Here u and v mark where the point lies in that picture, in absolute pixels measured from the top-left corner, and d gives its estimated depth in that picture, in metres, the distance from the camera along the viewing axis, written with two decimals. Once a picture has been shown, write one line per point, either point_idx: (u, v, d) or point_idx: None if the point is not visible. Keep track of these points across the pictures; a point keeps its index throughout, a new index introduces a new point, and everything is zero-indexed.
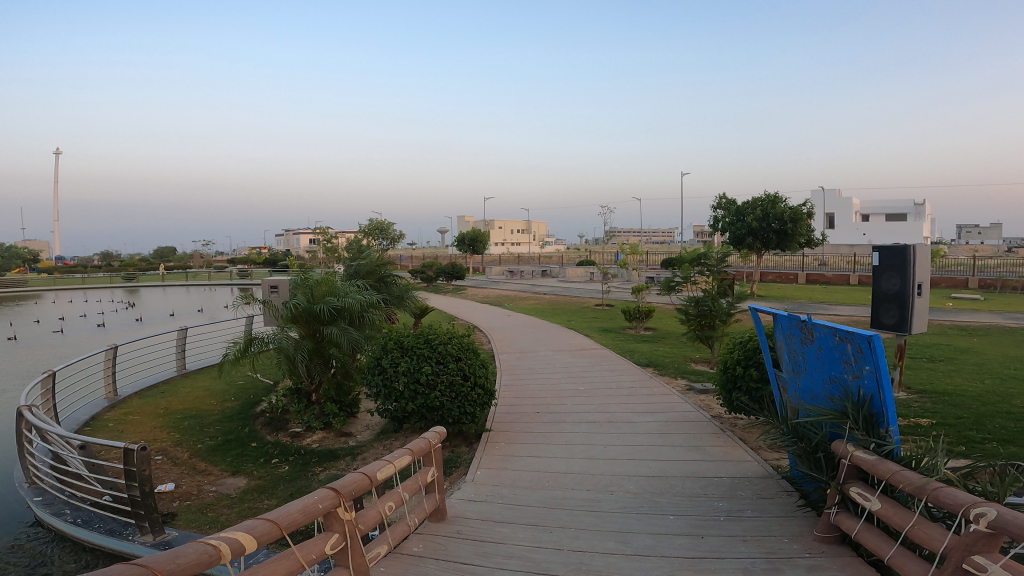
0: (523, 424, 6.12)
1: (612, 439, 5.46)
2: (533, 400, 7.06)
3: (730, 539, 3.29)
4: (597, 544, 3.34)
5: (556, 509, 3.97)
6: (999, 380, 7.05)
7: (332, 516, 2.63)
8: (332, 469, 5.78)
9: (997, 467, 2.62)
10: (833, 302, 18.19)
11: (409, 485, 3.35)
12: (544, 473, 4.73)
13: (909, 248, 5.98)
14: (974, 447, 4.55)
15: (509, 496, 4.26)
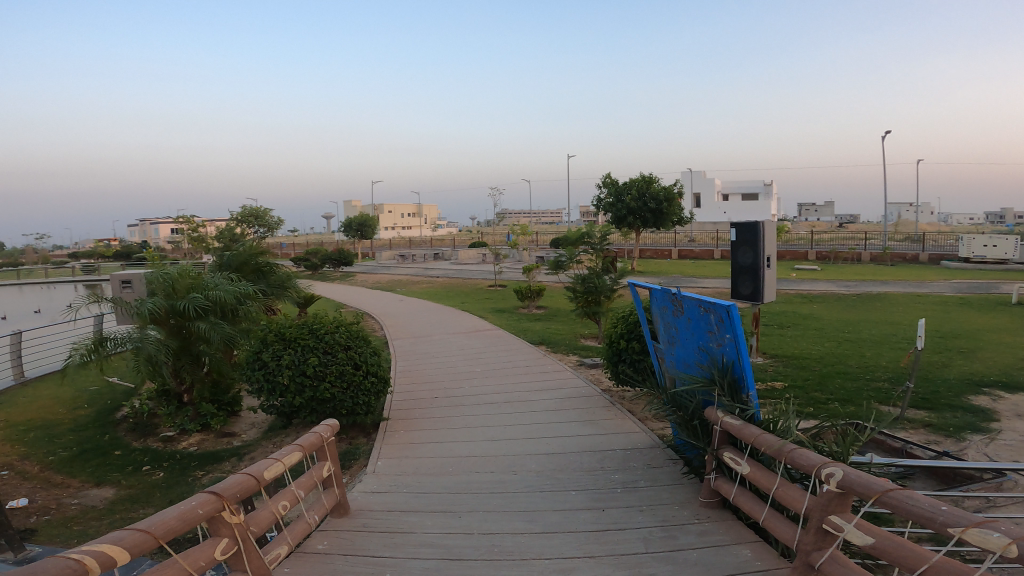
0: (422, 410, 6.04)
1: (511, 419, 5.55)
2: (431, 385, 6.98)
3: (629, 510, 3.49)
4: (506, 525, 3.39)
5: (463, 493, 3.97)
6: (835, 342, 8.15)
7: (218, 522, 2.41)
8: (218, 472, 5.32)
9: (838, 426, 3.01)
10: (702, 275, 19.88)
11: (303, 482, 3.15)
12: (447, 458, 4.70)
13: (759, 224, 6.66)
14: (821, 408, 5.22)
15: (413, 484, 4.18)
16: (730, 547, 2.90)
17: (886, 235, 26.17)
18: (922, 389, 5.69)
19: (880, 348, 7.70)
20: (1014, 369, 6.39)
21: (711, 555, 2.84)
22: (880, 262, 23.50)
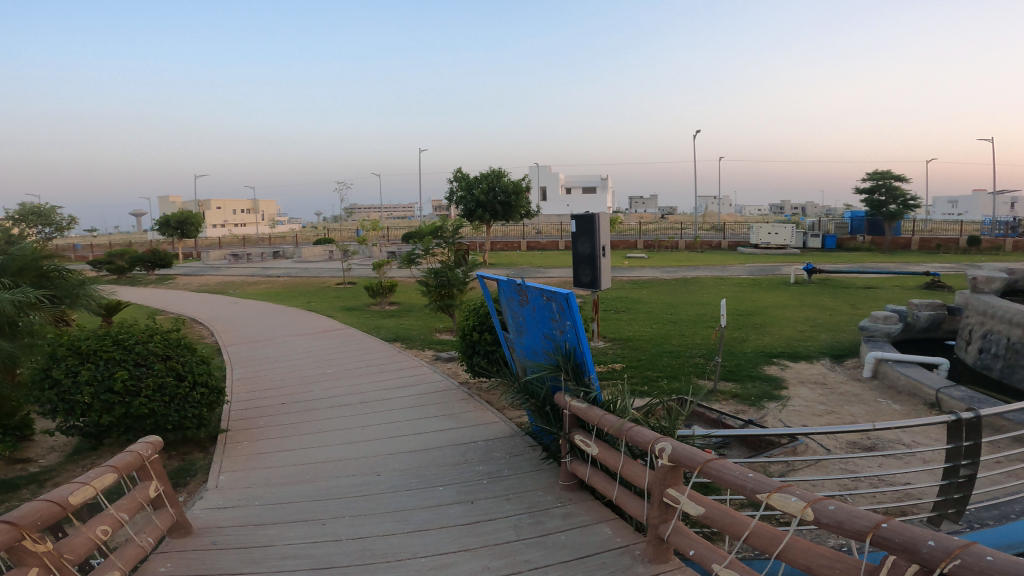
0: (268, 418, 5.51)
1: (369, 419, 5.30)
2: (275, 391, 6.41)
3: (496, 500, 3.51)
4: (376, 528, 3.23)
5: (324, 500, 3.70)
6: (662, 323, 9.12)
7: (21, 551, 2.11)
8: (10, 502, 4.34)
9: (667, 403, 3.32)
10: (547, 265, 20.94)
11: (125, 504, 2.68)
12: (302, 465, 4.34)
13: (595, 216, 7.18)
14: (654, 385, 5.79)
15: (266, 495, 3.81)
16: (593, 526, 3.06)
17: (699, 226, 29.92)
18: (731, 363, 6.56)
19: (698, 327, 8.76)
20: (796, 341, 7.67)
21: (577, 535, 2.97)
22: (694, 250, 26.79)
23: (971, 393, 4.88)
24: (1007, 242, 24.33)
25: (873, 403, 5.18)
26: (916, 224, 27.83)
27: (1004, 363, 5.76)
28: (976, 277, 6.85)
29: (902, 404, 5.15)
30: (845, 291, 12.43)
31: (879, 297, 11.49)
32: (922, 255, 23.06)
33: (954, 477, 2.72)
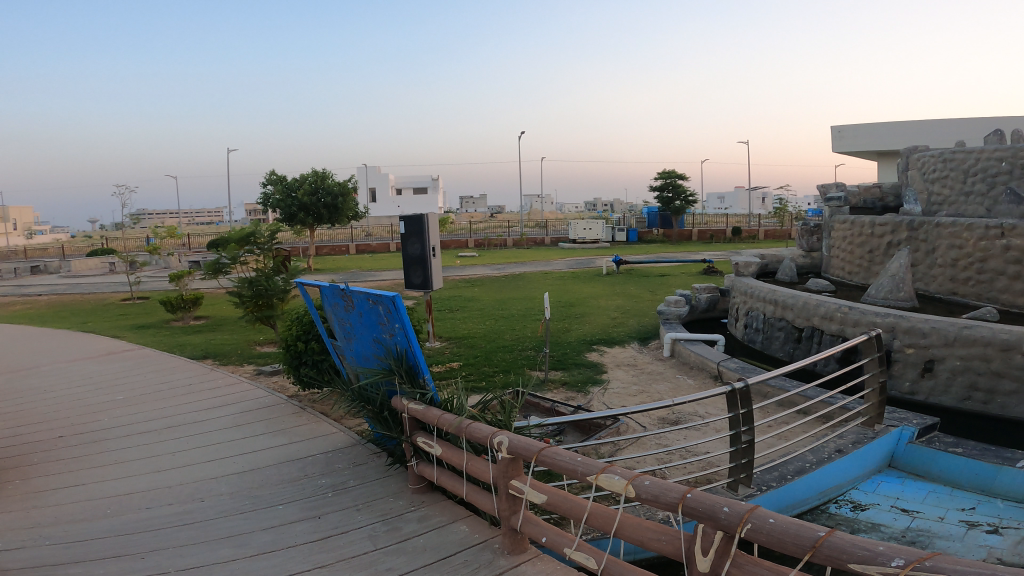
0: (44, 454, 4.51)
1: (182, 444, 4.62)
2: (50, 424, 5.26)
3: (346, 511, 3.30)
4: (209, 556, 2.87)
5: (136, 533, 3.16)
6: (494, 319, 9.43)
7: None
8: None
9: (501, 397, 3.44)
10: (376, 269, 20.25)
11: None
12: (101, 498, 3.66)
13: (424, 218, 7.13)
14: (490, 380, 5.96)
15: (58, 536, 3.16)
16: (449, 526, 3.03)
17: (522, 224, 31.51)
18: (558, 353, 7.02)
19: (526, 321, 9.21)
20: (611, 328, 8.49)
21: (435, 537, 2.93)
22: (519, 247, 28.14)
23: (742, 364, 5.83)
24: (759, 232, 29.82)
25: (673, 379, 5.98)
26: (695, 219, 32.68)
27: (762, 335, 7.01)
28: (739, 262, 8.30)
29: (695, 378, 5.97)
30: (646, 279, 14.11)
31: (671, 283, 13.26)
32: (703, 245, 27.12)
33: (738, 443, 3.04)
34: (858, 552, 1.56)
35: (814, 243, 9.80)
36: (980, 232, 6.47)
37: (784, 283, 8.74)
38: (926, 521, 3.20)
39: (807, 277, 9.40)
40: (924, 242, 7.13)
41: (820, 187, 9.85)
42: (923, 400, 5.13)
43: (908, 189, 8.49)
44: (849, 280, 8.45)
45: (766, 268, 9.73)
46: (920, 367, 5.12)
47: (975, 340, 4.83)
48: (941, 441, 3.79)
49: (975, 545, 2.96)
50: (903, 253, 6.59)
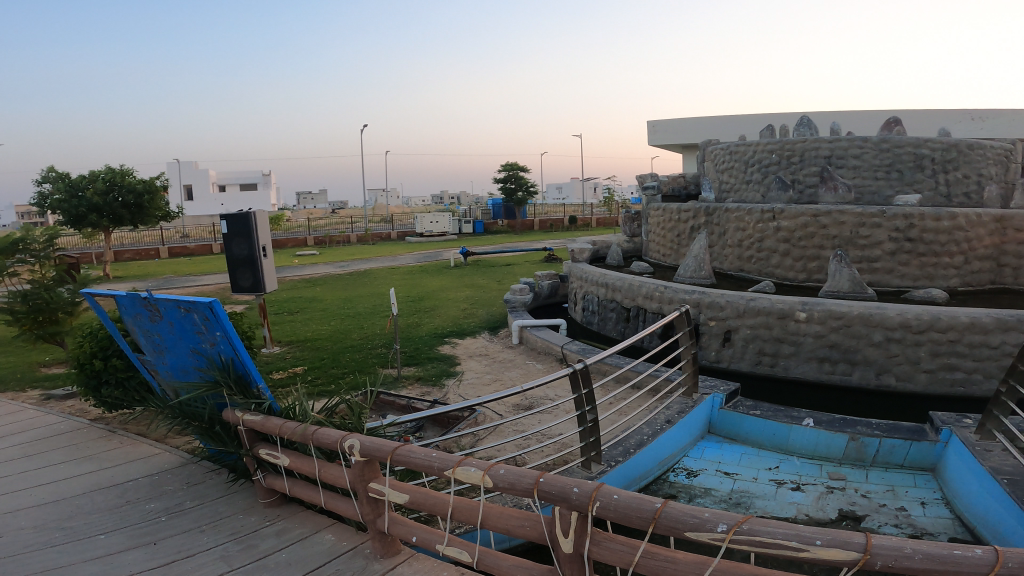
0: None
1: None
2: None
3: (188, 534, 2.92)
4: None
5: None
6: (339, 319, 8.95)
7: None
8: None
9: (350, 400, 3.27)
10: (198, 272, 18.03)
11: None
12: None
13: (250, 216, 6.47)
14: (340, 382, 5.65)
15: None
16: (313, 537, 2.82)
17: (364, 219, 30.29)
18: (410, 349, 6.90)
19: (374, 318, 8.90)
20: (461, 319, 8.56)
21: (299, 549, 2.71)
22: (363, 242, 27.07)
23: (583, 346, 6.28)
24: (591, 220, 32.24)
25: (523, 365, 6.24)
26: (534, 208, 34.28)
27: (598, 316, 7.60)
28: (574, 249, 8.90)
29: (543, 362, 6.29)
30: (491, 269, 14.48)
31: (515, 272, 13.77)
32: (543, 234, 28.54)
33: (584, 423, 3.25)
34: (690, 521, 1.77)
35: (635, 228, 10.88)
36: (757, 216, 7.70)
37: (613, 266, 9.56)
38: (745, 483, 3.65)
39: (631, 259, 10.39)
40: (718, 226, 8.29)
41: (637, 177, 10.93)
42: (726, 366, 5.95)
43: (706, 180, 9.78)
44: (664, 261, 9.52)
45: (597, 254, 10.55)
46: (721, 337, 5.96)
47: (760, 310, 5.68)
48: (743, 405, 4.37)
49: (785, 503, 3.40)
50: (702, 235, 7.59)
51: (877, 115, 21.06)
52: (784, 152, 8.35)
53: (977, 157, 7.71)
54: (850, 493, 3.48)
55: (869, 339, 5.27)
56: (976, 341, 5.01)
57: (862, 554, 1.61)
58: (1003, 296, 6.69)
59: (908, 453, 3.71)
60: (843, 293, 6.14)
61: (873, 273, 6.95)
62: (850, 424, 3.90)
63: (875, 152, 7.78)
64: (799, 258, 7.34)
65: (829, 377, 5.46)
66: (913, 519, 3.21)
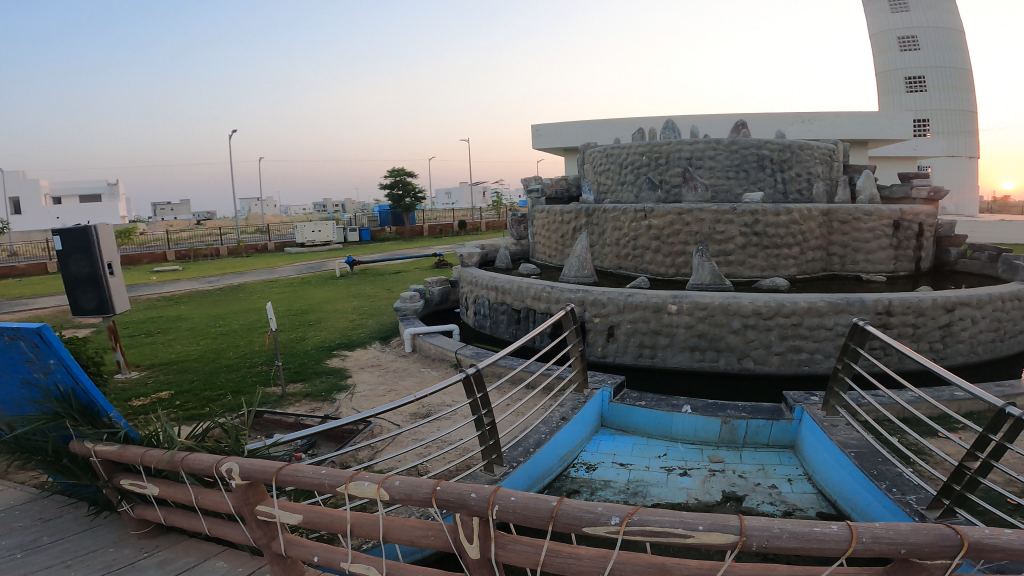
0: None
1: None
2: None
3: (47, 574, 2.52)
4: None
5: None
6: (210, 338, 8.17)
7: None
8: None
9: (225, 422, 3.00)
10: (30, 295, 15.53)
11: None
12: None
13: (89, 229, 5.68)
14: (215, 405, 5.15)
15: None
16: (203, 565, 2.56)
17: (234, 230, 27.99)
18: (294, 365, 6.48)
19: (252, 334, 8.26)
20: (349, 331, 8.21)
21: None
22: (234, 255, 25.01)
23: (476, 350, 6.30)
24: (480, 224, 32.51)
25: (417, 374, 6.11)
26: (420, 214, 33.83)
27: (490, 320, 7.69)
28: (463, 254, 8.90)
29: (438, 369, 6.22)
30: (378, 277, 14.07)
31: (404, 279, 13.49)
32: (430, 240, 28.23)
33: (482, 427, 3.26)
34: (585, 516, 1.85)
35: (522, 231, 11.17)
36: (630, 215, 8.24)
37: (502, 269, 9.71)
38: (639, 472, 3.87)
39: (519, 262, 10.63)
40: (597, 226, 8.75)
41: (522, 181, 11.23)
42: (611, 360, 6.31)
43: (585, 182, 10.28)
44: (550, 262, 9.87)
45: (486, 257, 10.68)
46: (606, 333, 6.31)
47: (638, 305, 6.08)
48: (630, 397, 4.64)
49: (677, 488, 3.63)
50: (583, 236, 7.97)
51: (726, 120, 23.45)
52: (652, 154, 9.03)
53: (806, 157, 8.87)
54: (729, 474, 3.79)
55: (730, 326, 5.84)
56: (817, 323, 5.70)
57: (739, 537, 1.73)
58: (833, 281, 7.75)
59: (773, 432, 4.14)
60: (707, 285, 6.74)
61: (729, 265, 7.74)
62: (721, 408, 4.28)
63: (727, 153, 8.68)
64: (668, 254, 7.96)
65: (701, 364, 5.97)
66: (784, 496, 3.53)
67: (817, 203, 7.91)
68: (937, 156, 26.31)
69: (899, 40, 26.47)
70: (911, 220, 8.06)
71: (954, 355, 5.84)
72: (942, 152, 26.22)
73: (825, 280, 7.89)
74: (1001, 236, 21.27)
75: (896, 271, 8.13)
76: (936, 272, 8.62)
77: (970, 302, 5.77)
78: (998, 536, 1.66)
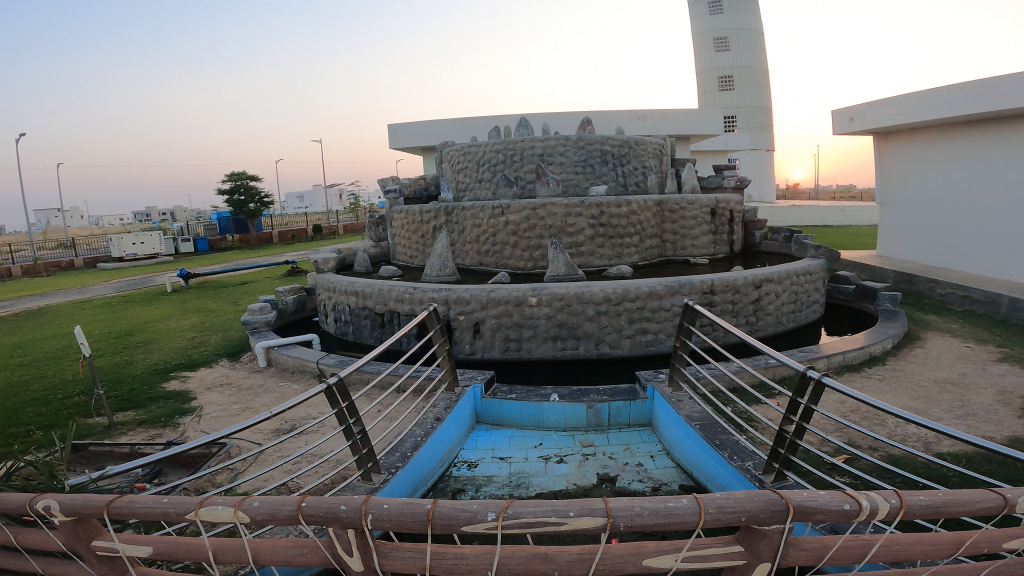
0: None
1: None
2: None
3: None
4: None
5: None
6: (7, 370, 6.80)
7: None
8: None
9: (39, 461, 2.52)
10: None
11: None
12: None
13: None
14: (21, 444, 4.31)
15: None
16: None
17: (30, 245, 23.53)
18: (123, 391, 5.63)
19: (62, 361, 7.01)
20: (190, 350, 7.33)
21: None
22: (32, 275, 21.03)
23: (340, 358, 5.99)
24: (336, 228, 30.93)
25: (276, 389, 5.61)
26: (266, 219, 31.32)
27: (352, 326, 7.35)
28: (318, 259, 8.38)
29: (299, 381, 5.78)
30: (222, 289, 12.77)
31: (252, 290, 12.39)
32: (281, 247, 26.22)
33: (352, 437, 3.11)
34: (462, 515, 1.85)
35: (380, 233, 10.86)
36: (488, 213, 8.42)
37: (361, 273, 9.35)
38: (519, 464, 3.97)
39: (379, 264, 10.32)
40: (456, 224, 8.83)
41: (378, 181, 10.93)
42: (480, 356, 6.42)
43: (444, 180, 10.35)
44: (412, 262, 9.73)
45: (344, 261, 10.21)
46: (472, 330, 6.39)
47: (500, 300, 6.24)
48: (501, 390, 4.75)
49: (556, 476, 3.77)
50: (443, 234, 7.97)
51: (572, 118, 24.93)
52: (506, 152, 9.36)
53: (641, 152, 9.75)
54: (601, 457, 4.03)
55: (585, 314, 6.24)
56: (657, 306, 6.31)
57: (606, 518, 1.84)
58: (668, 265, 8.66)
59: (632, 412, 4.49)
60: (563, 276, 7.14)
61: (581, 255, 8.27)
62: (585, 393, 4.56)
63: (574, 149, 9.28)
64: (526, 248, 8.27)
65: (563, 353, 6.30)
66: (650, 473, 3.81)
67: (651, 195, 8.77)
68: (743, 150, 30.52)
69: (714, 42, 30.04)
70: (725, 208, 9.27)
71: (765, 325, 6.85)
72: (747, 147, 30.46)
73: (662, 264, 8.78)
74: (794, 218, 25.31)
75: (716, 253, 9.32)
76: (746, 253, 10.04)
77: (774, 278, 6.80)
78: (815, 499, 1.87)
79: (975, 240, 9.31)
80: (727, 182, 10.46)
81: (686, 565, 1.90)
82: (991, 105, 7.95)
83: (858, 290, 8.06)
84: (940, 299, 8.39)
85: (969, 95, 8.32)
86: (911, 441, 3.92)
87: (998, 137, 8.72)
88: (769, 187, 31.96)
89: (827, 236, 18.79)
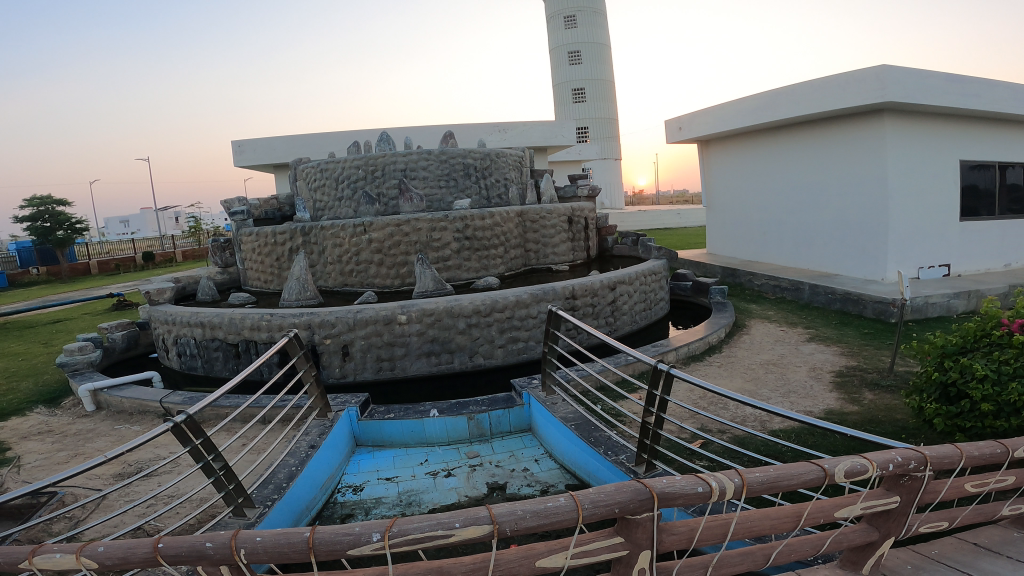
0: None
1: None
2: None
3: None
4: None
5: None
6: None
7: None
8: None
9: None
10: None
11: None
12: None
13: None
14: None
15: None
16: None
17: None
18: None
19: None
20: None
21: None
22: None
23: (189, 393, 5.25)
24: (175, 254, 27.51)
25: (112, 433, 4.77)
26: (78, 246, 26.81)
27: (200, 360, 6.55)
28: (149, 290, 7.33)
29: (140, 423, 4.96)
30: (25, 331, 10.65)
31: (65, 329, 10.50)
32: (104, 278, 22.66)
33: (213, 474, 2.80)
34: (346, 539, 1.73)
35: (227, 258, 9.86)
36: (349, 231, 8.11)
37: (207, 302, 8.42)
38: (407, 482, 3.82)
39: (228, 292, 9.39)
40: (315, 245, 8.38)
41: (222, 202, 9.96)
42: (352, 379, 6.15)
43: (299, 199, 9.85)
44: (267, 288, 8.99)
45: (183, 291, 9.11)
46: (340, 353, 6.10)
47: (368, 320, 6.03)
48: (378, 411, 4.54)
49: (446, 491, 3.69)
50: (301, 255, 7.49)
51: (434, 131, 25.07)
52: (367, 167, 9.16)
53: (502, 164, 10.06)
54: (488, 466, 4.03)
55: (456, 327, 6.24)
56: (525, 314, 6.49)
57: (492, 525, 1.82)
58: (532, 275, 9.05)
59: (512, 420, 4.56)
60: (431, 292, 7.09)
61: (449, 269, 8.32)
62: (464, 406, 4.53)
63: (437, 162, 9.37)
64: (392, 265, 8.09)
65: (438, 368, 6.25)
66: (536, 476, 3.89)
67: (512, 207, 9.09)
68: (595, 161, 32.96)
69: (567, 55, 32.44)
70: (580, 217, 9.91)
71: (622, 324, 7.44)
72: (597, 158, 32.98)
73: (527, 273, 9.14)
74: (642, 222, 27.80)
75: (575, 259, 9.93)
76: (601, 257, 10.89)
77: (626, 280, 7.42)
78: (675, 484, 2.02)
79: (781, 235, 11.07)
80: (581, 191, 11.25)
81: (577, 560, 1.95)
82: (807, 108, 9.21)
83: (695, 286, 9.12)
84: (757, 289, 9.83)
85: (775, 103, 9.85)
86: (751, 422, 4.49)
87: (794, 144, 10.46)
88: (617, 195, 35.07)
89: (668, 237, 21.01)
